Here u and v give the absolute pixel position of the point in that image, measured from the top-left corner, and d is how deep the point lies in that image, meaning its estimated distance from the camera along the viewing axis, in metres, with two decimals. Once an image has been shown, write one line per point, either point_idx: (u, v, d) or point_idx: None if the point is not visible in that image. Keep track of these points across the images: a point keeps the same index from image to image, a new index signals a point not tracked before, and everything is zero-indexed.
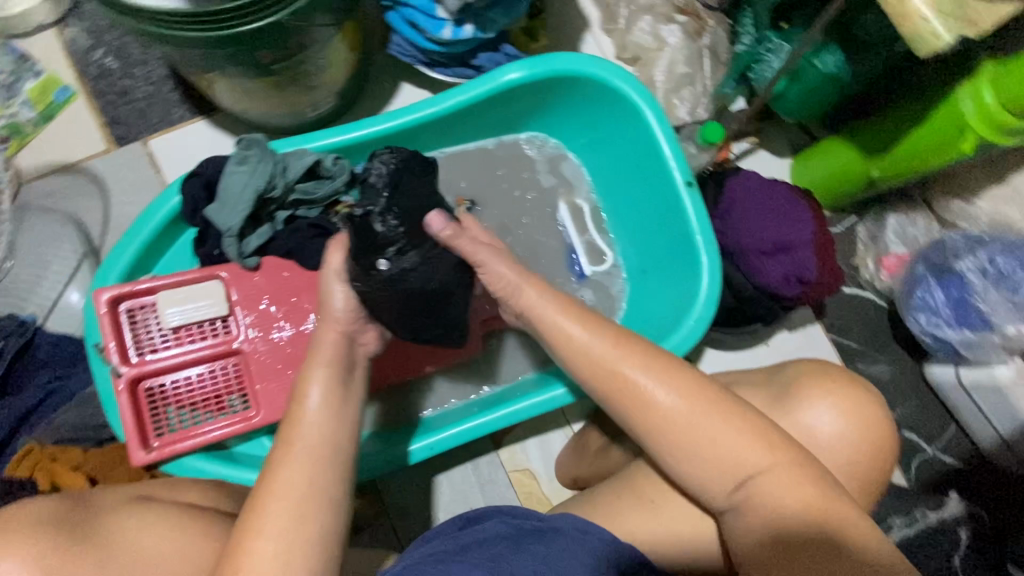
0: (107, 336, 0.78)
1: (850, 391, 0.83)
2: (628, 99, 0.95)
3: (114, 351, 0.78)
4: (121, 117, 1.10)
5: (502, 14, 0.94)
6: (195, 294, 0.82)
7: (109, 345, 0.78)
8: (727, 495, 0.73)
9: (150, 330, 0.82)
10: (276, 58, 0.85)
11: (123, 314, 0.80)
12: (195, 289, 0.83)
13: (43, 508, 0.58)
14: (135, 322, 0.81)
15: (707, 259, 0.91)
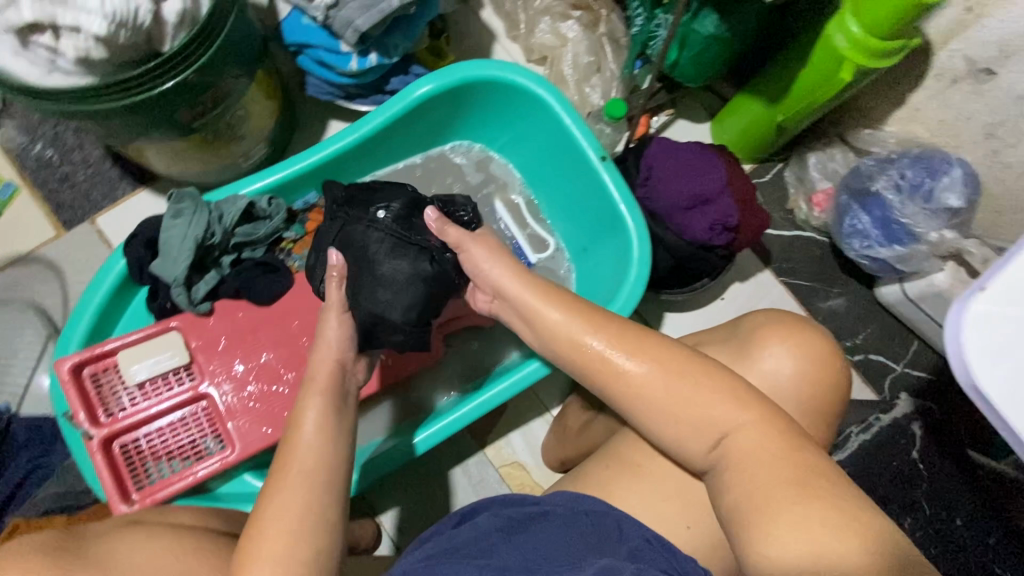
0: (74, 403, 0.80)
1: (804, 332, 0.77)
2: (531, 92, 1.01)
3: (83, 416, 0.80)
4: (67, 202, 1.15)
5: (402, 38, 1.01)
6: (154, 349, 0.85)
7: (77, 411, 0.80)
8: (704, 455, 0.66)
9: (118, 390, 0.84)
10: (196, 115, 0.91)
11: (87, 379, 0.83)
12: (154, 344, 0.85)
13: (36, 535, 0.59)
14: (100, 387, 0.84)
15: (634, 223, 0.96)
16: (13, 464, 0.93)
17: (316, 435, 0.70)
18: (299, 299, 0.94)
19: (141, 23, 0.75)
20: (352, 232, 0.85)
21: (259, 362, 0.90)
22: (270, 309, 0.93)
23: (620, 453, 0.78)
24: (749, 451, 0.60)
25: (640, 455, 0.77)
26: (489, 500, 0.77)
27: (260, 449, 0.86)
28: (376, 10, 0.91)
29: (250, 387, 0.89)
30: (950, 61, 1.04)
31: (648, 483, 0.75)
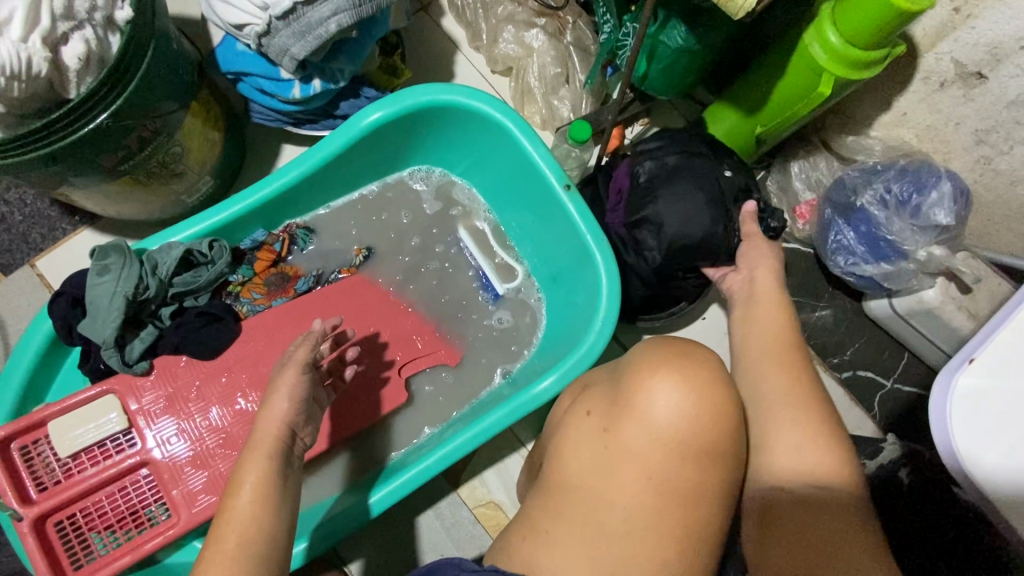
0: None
1: (678, 361, 0.66)
2: (489, 116, 0.95)
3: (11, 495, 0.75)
4: (5, 245, 1.08)
5: (347, 61, 0.93)
6: (86, 417, 0.79)
7: (3, 491, 0.74)
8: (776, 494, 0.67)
9: (50, 462, 0.78)
10: (123, 158, 0.83)
11: (16, 453, 0.77)
12: (86, 410, 0.80)
13: None
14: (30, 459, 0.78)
15: (601, 255, 0.90)
16: None
17: (253, 510, 0.65)
18: (247, 350, 0.89)
19: (36, 73, 0.69)
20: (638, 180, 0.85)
21: (206, 421, 0.85)
22: (215, 362, 0.87)
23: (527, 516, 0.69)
24: (774, 401, 0.71)
25: (543, 517, 0.67)
26: (446, 562, 0.72)
27: (208, 516, 0.81)
28: (312, 35, 0.84)
29: (196, 449, 0.83)
30: (938, 64, 0.97)
31: (551, 551, 0.65)
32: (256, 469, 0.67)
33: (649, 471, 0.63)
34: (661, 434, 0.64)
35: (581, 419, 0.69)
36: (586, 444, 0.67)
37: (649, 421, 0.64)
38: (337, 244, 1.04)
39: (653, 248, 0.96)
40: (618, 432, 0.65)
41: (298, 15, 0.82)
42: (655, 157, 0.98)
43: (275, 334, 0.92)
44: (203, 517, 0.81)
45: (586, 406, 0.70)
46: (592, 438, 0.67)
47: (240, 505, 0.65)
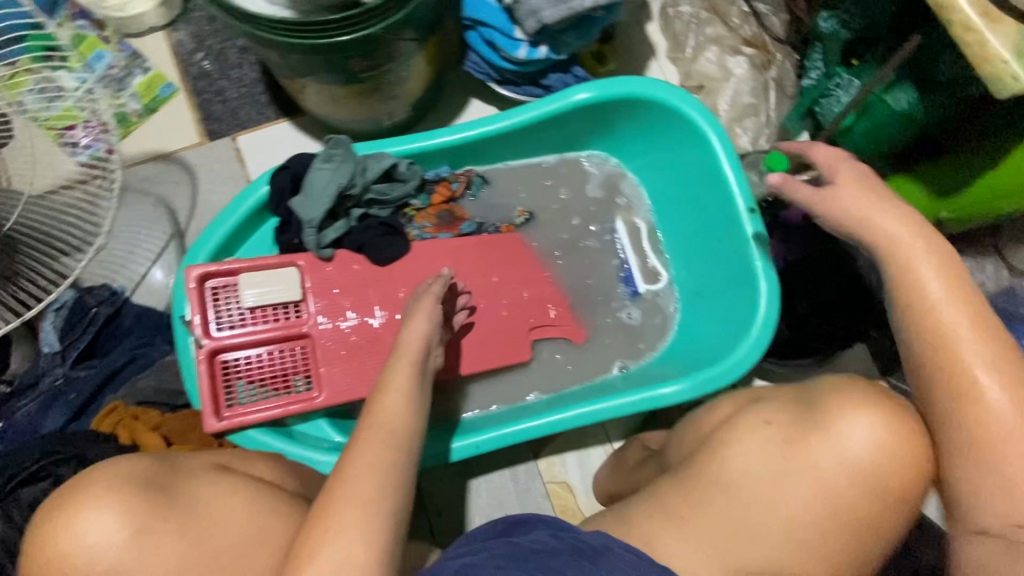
0: (193, 309, 0.83)
1: (885, 404, 0.68)
2: (691, 123, 0.97)
3: (198, 325, 0.83)
4: (216, 113, 1.20)
5: (576, 38, 0.98)
6: (273, 280, 0.88)
7: (194, 318, 0.83)
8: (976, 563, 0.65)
9: (232, 308, 0.86)
10: (367, 67, 0.91)
11: (208, 290, 0.85)
12: (273, 274, 0.88)
13: (136, 470, 0.64)
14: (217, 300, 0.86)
15: (767, 284, 0.91)
16: (120, 348, 0.97)
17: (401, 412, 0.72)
18: (411, 269, 0.96)
19: None
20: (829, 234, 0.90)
21: (360, 319, 0.91)
22: (382, 270, 0.94)
23: (664, 499, 0.74)
24: None
25: (685, 503, 0.72)
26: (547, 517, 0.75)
27: (341, 402, 0.88)
28: (565, 6, 0.89)
29: (347, 339, 0.90)
30: None
31: (684, 534, 0.70)
32: (404, 374, 0.75)
33: (823, 490, 0.67)
34: (848, 461, 0.67)
35: (760, 426, 0.73)
36: (761, 448, 0.71)
37: (839, 449, 0.67)
38: (504, 200, 1.10)
39: None
40: (803, 445, 0.69)
41: None
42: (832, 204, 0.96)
43: (436, 263, 0.99)
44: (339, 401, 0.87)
45: (765, 415, 0.74)
46: (770, 446, 0.71)
47: (388, 413, 0.72)
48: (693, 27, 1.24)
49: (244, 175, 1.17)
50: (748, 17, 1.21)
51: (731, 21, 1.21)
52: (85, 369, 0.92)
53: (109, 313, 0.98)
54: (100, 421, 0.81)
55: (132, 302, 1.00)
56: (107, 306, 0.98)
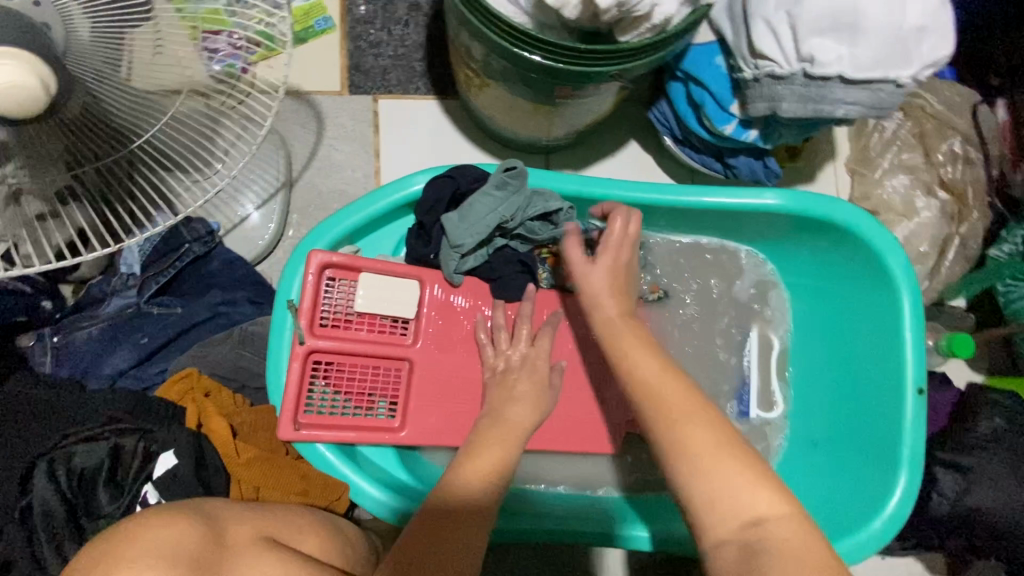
0: (305, 298, 0.74)
1: None
2: (886, 274, 0.84)
3: (305, 315, 0.74)
4: (364, 67, 1.09)
5: (794, 133, 0.87)
6: (395, 290, 0.78)
7: (303, 307, 0.74)
8: None
9: (344, 305, 0.77)
10: (569, 95, 0.81)
11: (324, 281, 0.76)
12: (396, 283, 0.78)
13: (184, 533, 0.51)
14: (329, 293, 0.76)
15: (907, 478, 0.80)
16: (200, 296, 0.88)
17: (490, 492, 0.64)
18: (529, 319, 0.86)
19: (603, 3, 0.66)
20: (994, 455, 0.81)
21: (466, 361, 0.81)
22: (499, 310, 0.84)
23: None
24: None
25: None
26: None
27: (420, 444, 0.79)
28: (815, 107, 0.76)
29: (446, 378, 0.80)
30: None
31: None
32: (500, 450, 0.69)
33: None
34: None
35: None
36: None
37: None
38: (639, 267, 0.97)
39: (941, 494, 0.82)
40: None
41: (824, 84, 0.75)
42: (1008, 412, 0.84)
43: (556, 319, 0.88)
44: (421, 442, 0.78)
45: None
46: None
47: (467, 496, 0.64)
48: (891, 147, 1.11)
49: (373, 142, 1.08)
50: (956, 159, 1.08)
51: (936, 156, 1.08)
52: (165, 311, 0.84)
53: (200, 253, 0.89)
54: (169, 386, 0.72)
55: (226, 248, 0.90)
56: (200, 245, 0.89)
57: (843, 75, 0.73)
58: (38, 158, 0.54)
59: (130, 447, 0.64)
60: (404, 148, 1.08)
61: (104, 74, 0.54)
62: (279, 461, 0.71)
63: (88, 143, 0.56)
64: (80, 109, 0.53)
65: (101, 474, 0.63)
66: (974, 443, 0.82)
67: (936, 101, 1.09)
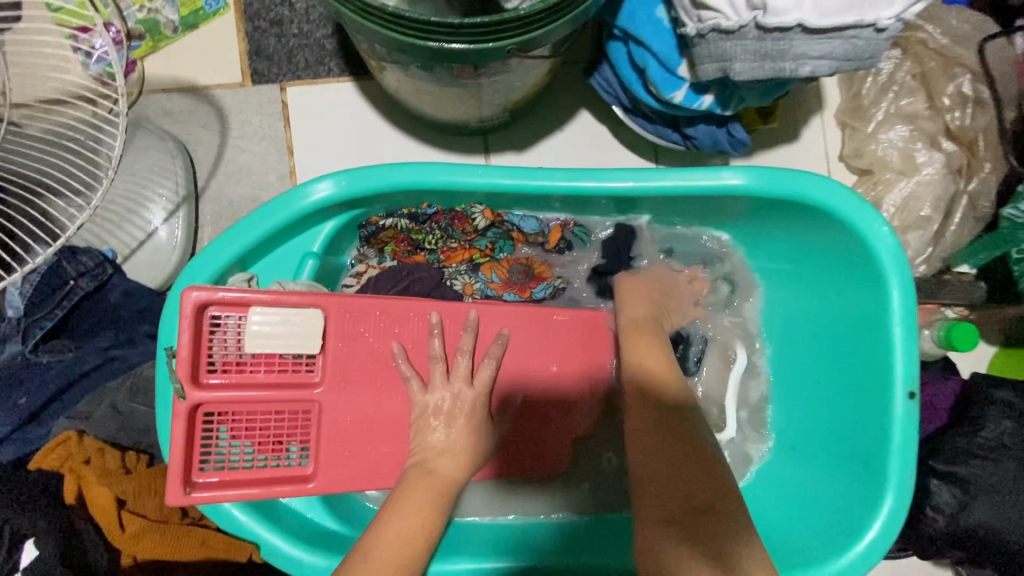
0: (183, 344, 0.65)
1: None
2: (872, 258, 0.71)
3: (186, 365, 0.65)
4: (267, 50, 0.95)
5: (757, 95, 0.72)
6: (291, 325, 0.68)
7: (183, 356, 0.64)
8: None
9: (235, 345, 0.68)
10: (474, 74, 0.67)
11: (207, 322, 0.66)
12: (292, 317, 0.68)
13: None
14: (215, 334, 0.67)
15: (894, 495, 0.69)
16: (95, 337, 0.79)
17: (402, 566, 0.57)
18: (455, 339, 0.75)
19: None
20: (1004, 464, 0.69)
21: (383, 393, 0.73)
22: (420, 332, 0.74)
23: None
24: None
25: None
26: None
27: (338, 490, 0.71)
28: (773, 66, 0.62)
29: (361, 415, 0.72)
30: None
31: None
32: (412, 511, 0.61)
33: None
34: None
35: None
36: None
37: None
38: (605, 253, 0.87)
39: (939, 510, 0.71)
40: None
41: (783, 36, 0.59)
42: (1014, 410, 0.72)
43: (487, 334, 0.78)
44: (339, 488, 0.71)
45: None
46: None
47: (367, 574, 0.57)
48: (887, 93, 0.94)
49: (285, 138, 0.95)
50: (966, 102, 0.91)
51: (940, 101, 0.92)
52: (53, 360, 0.76)
53: (91, 288, 0.80)
54: (44, 455, 0.64)
55: (121, 279, 0.81)
56: (89, 279, 0.80)
57: (805, 24, 0.58)
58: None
59: None
60: (321, 142, 0.96)
61: None
62: (174, 530, 0.65)
63: None
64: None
65: None
66: (975, 451, 0.71)
67: (940, 34, 0.91)
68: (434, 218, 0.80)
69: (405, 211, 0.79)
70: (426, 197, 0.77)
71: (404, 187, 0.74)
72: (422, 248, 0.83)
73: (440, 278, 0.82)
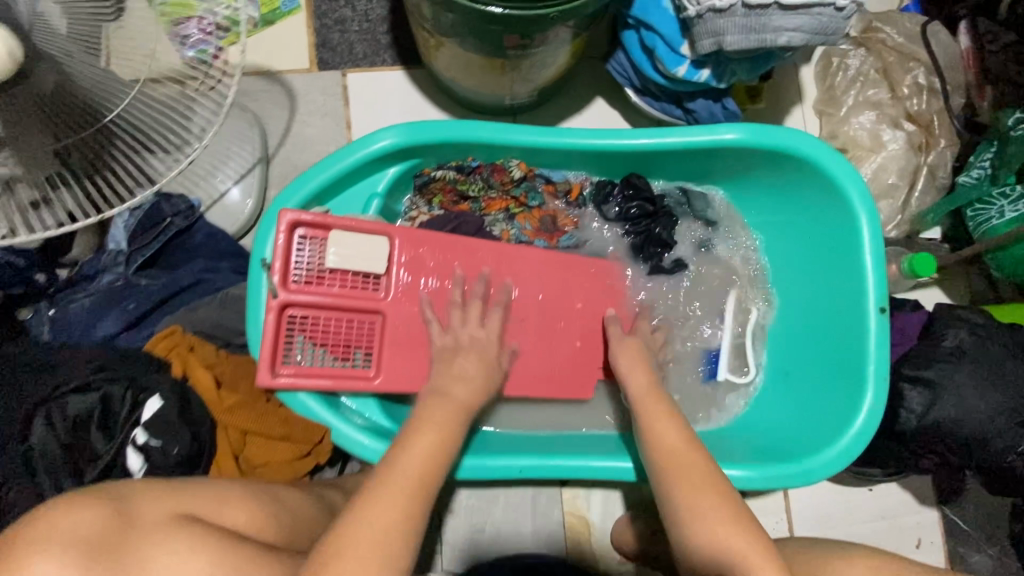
0: (277, 255, 0.78)
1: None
2: (845, 198, 0.85)
3: (278, 271, 0.78)
4: (331, 43, 1.12)
5: (746, 70, 0.89)
6: (364, 246, 0.81)
7: (276, 264, 0.78)
8: None
9: (318, 259, 0.81)
10: (518, 45, 0.83)
11: (295, 238, 0.79)
12: (365, 241, 0.81)
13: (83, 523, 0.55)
14: (302, 249, 0.80)
15: (874, 394, 0.81)
16: (187, 265, 0.93)
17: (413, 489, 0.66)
18: (493, 266, 0.88)
19: None
20: (962, 367, 0.82)
21: (435, 311, 0.85)
22: (468, 261, 0.87)
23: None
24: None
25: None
26: None
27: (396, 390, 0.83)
28: (757, 38, 0.79)
29: (417, 326, 0.84)
30: None
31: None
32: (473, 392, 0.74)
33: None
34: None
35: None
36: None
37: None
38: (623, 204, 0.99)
39: (914, 410, 0.83)
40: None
41: (764, 12, 0.77)
42: (972, 325, 0.85)
43: (522, 268, 0.90)
44: (394, 387, 0.83)
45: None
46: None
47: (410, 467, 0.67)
48: (855, 84, 1.12)
49: (344, 115, 1.11)
50: (920, 90, 1.08)
51: (900, 90, 1.09)
52: (155, 279, 0.89)
53: (183, 226, 0.93)
54: (156, 342, 0.77)
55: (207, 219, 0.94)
56: (182, 219, 0.93)
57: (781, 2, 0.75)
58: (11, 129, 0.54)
59: (118, 395, 0.69)
60: (375, 119, 1.12)
61: (75, 55, 0.55)
62: (263, 406, 0.77)
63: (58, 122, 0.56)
64: (48, 75, 0.53)
65: (93, 420, 0.68)
66: (940, 357, 0.84)
67: (895, 34, 1.09)
68: (477, 170, 0.94)
69: (453, 163, 0.94)
70: (472, 151, 0.92)
71: (456, 141, 0.89)
72: (466, 197, 0.96)
73: (482, 224, 0.96)
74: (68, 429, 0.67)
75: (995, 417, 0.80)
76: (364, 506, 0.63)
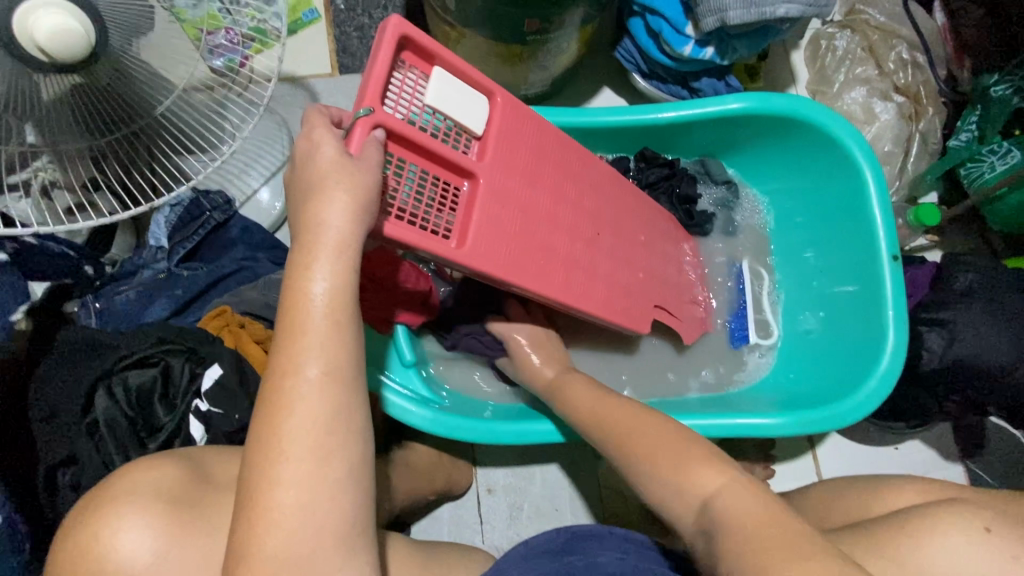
0: (375, 68, 0.58)
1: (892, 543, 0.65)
2: (849, 154, 0.91)
3: (374, 87, 0.58)
4: (351, 49, 1.18)
5: (746, 46, 0.96)
6: (472, 97, 0.66)
7: (374, 79, 0.58)
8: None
9: (403, 107, 0.62)
10: (537, 30, 0.90)
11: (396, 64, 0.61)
12: (470, 93, 0.66)
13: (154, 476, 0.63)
14: (401, 82, 0.62)
15: (895, 338, 0.85)
16: (227, 256, 0.96)
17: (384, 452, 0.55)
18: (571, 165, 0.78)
19: None
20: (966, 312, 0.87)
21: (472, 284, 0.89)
22: (560, 150, 0.76)
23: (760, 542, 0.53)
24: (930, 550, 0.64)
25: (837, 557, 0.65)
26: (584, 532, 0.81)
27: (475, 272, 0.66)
28: (757, 10, 0.85)
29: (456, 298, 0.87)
30: None
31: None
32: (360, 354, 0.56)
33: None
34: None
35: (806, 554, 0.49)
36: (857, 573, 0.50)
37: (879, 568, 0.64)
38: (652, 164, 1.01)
39: (933, 351, 0.88)
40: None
41: None
42: (980, 268, 0.90)
43: (596, 184, 0.81)
44: (482, 265, 0.66)
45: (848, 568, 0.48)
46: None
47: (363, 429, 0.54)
48: (844, 62, 1.19)
49: None
50: (905, 64, 1.16)
51: (887, 65, 1.16)
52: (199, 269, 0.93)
53: (220, 220, 0.97)
54: (209, 321, 0.81)
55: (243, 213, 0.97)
56: (219, 213, 0.96)
57: None
58: (51, 126, 0.64)
59: (178, 365, 0.75)
60: None
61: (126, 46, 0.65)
62: None
63: (103, 110, 0.66)
64: (101, 79, 0.63)
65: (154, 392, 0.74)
66: (953, 299, 0.89)
67: (877, 14, 1.17)
68: None
69: None
70: None
71: None
72: None
73: None
74: (130, 403, 0.73)
75: (1014, 349, 0.84)
76: (272, 420, 0.50)
